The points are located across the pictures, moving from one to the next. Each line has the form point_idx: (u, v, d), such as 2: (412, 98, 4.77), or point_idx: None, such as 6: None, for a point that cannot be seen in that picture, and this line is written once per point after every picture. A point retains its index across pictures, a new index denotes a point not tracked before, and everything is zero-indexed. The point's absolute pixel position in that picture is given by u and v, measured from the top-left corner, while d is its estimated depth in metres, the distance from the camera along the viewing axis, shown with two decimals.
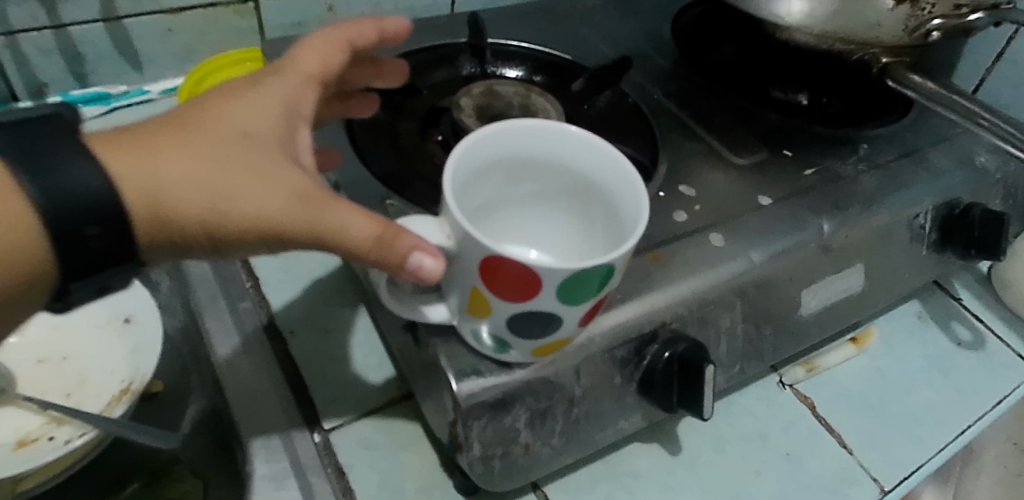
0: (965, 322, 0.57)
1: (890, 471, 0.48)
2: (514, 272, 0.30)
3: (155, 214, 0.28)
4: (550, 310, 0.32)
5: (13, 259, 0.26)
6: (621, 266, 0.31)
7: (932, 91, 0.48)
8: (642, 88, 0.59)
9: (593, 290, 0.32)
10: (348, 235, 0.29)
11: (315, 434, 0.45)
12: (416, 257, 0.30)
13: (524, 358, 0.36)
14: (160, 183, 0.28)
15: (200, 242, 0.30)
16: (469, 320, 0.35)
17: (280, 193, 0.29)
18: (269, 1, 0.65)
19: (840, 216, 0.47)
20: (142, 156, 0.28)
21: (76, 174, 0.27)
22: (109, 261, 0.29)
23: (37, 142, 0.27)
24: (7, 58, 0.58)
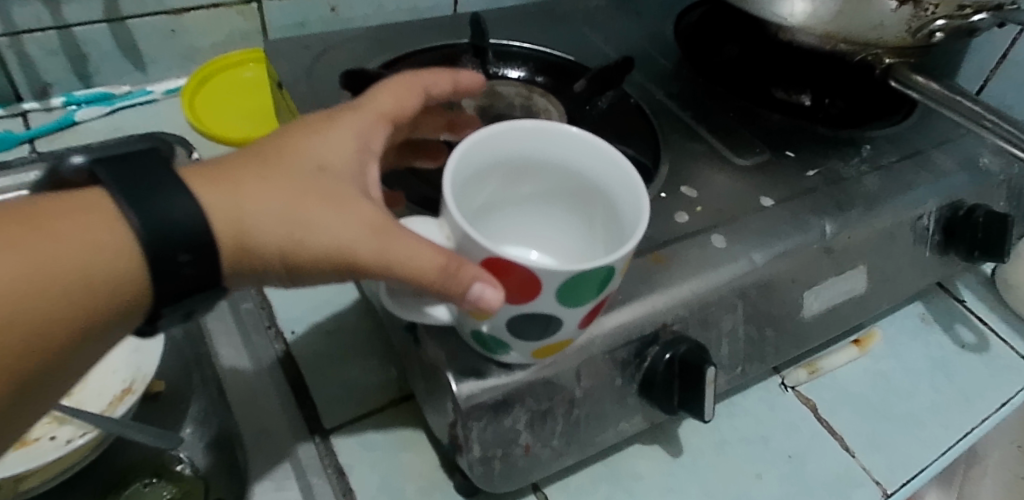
0: (969, 324, 0.57)
1: (893, 473, 0.47)
2: (514, 274, 0.30)
3: (237, 242, 0.30)
4: (549, 311, 0.32)
5: (114, 281, 0.28)
6: (621, 267, 0.31)
7: (935, 92, 0.48)
8: (644, 88, 0.59)
9: (593, 291, 0.32)
10: (416, 266, 0.30)
11: (316, 434, 0.45)
12: (478, 288, 0.30)
13: (523, 359, 0.36)
14: (242, 215, 0.30)
15: (277, 269, 0.31)
16: (469, 321, 0.34)
17: (352, 226, 0.31)
18: (272, 1, 0.65)
19: (842, 217, 0.47)
20: (229, 189, 0.30)
21: (175, 204, 0.28)
22: (195, 290, 0.30)
23: (138, 175, 0.29)
24: (11, 58, 0.58)
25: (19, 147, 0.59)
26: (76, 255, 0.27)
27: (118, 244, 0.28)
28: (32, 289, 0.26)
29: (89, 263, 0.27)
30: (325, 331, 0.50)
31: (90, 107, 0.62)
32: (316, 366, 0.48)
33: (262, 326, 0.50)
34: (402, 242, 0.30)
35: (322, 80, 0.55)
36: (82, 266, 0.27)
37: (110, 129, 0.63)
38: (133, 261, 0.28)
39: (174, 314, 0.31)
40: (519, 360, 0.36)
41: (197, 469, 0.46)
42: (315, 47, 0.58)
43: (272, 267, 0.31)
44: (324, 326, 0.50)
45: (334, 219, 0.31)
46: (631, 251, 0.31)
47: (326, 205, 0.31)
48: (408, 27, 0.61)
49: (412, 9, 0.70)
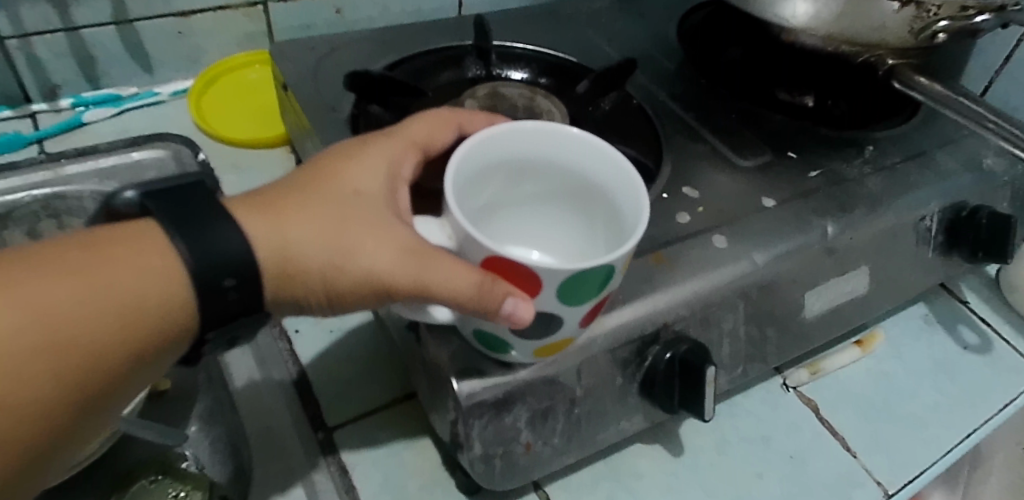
0: (972, 325, 0.57)
1: (894, 473, 0.47)
2: (515, 272, 0.31)
3: (281, 269, 0.31)
4: (549, 310, 0.32)
5: (162, 307, 0.29)
6: (622, 267, 0.32)
7: (938, 94, 0.48)
8: (648, 90, 0.59)
9: (594, 290, 0.32)
10: (454, 287, 0.30)
11: (320, 432, 0.45)
12: (511, 304, 0.30)
13: (525, 358, 0.37)
14: (286, 244, 0.31)
15: (319, 296, 0.32)
16: (470, 321, 0.35)
17: (392, 251, 0.31)
18: (278, 4, 0.65)
19: (844, 218, 0.47)
20: (275, 217, 0.31)
21: (226, 235, 0.30)
22: (238, 314, 0.31)
23: (188, 208, 0.30)
24: (20, 60, 0.59)
25: (29, 148, 0.60)
26: (133, 285, 0.28)
27: (171, 276, 0.29)
28: (91, 320, 0.27)
29: (144, 294, 0.28)
30: (329, 330, 0.51)
31: (99, 108, 0.63)
32: (320, 365, 0.49)
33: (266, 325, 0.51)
34: (441, 263, 0.31)
35: (327, 81, 0.55)
36: (137, 297, 0.28)
37: (118, 129, 0.63)
38: (181, 286, 0.29)
39: (220, 339, 0.32)
40: (520, 359, 0.37)
41: (203, 467, 0.45)
42: (320, 49, 0.59)
43: (316, 294, 0.32)
44: (328, 326, 0.51)
45: (374, 245, 0.32)
46: (631, 251, 0.31)
47: (366, 231, 0.32)
48: (413, 29, 0.62)
49: (417, 11, 0.71)
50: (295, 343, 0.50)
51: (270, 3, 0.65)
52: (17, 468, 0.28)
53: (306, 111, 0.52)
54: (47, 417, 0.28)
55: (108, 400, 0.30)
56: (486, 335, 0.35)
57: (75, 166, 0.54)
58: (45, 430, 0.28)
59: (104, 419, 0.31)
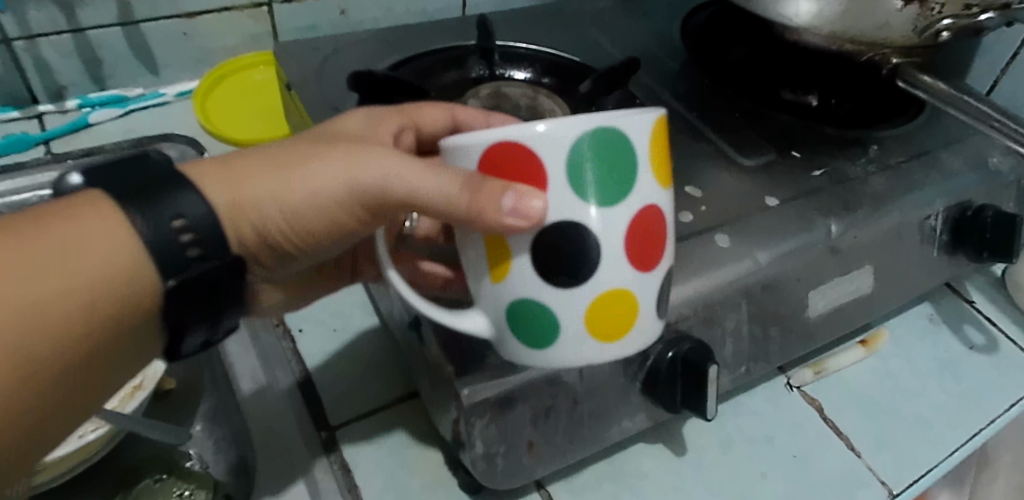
0: (977, 325, 0.57)
1: (899, 473, 0.47)
2: (509, 159, 0.28)
3: (239, 187, 0.30)
4: (571, 216, 0.29)
5: (119, 282, 0.28)
6: (639, 141, 0.29)
7: (943, 93, 0.47)
8: (651, 89, 0.59)
9: (618, 174, 0.28)
10: (435, 190, 0.30)
11: (322, 430, 0.45)
12: (509, 198, 0.28)
13: (585, 344, 0.31)
14: (248, 167, 0.31)
15: (279, 223, 0.32)
16: (501, 293, 0.31)
17: (358, 161, 0.31)
18: (283, 5, 0.66)
19: (848, 218, 0.47)
20: (225, 158, 0.31)
21: (187, 203, 0.29)
22: (210, 280, 0.30)
23: (143, 180, 0.29)
24: (27, 61, 0.59)
25: (35, 148, 0.60)
26: (92, 266, 0.27)
27: (125, 251, 0.28)
28: (49, 305, 0.27)
29: (104, 273, 0.28)
30: (333, 329, 0.51)
31: (105, 108, 0.63)
32: (324, 365, 0.49)
33: (269, 324, 0.51)
34: (414, 167, 0.31)
35: (331, 81, 0.56)
36: (89, 276, 0.27)
37: (123, 129, 0.64)
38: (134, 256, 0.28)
39: (200, 326, 0.32)
40: (578, 349, 0.31)
41: (206, 465, 0.46)
42: (323, 49, 0.59)
43: (275, 221, 0.31)
44: (332, 325, 0.51)
45: (336, 160, 0.31)
46: (643, 120, 0.29)
47: (324, 150, 0.32)
48: (417, 30, 0.62)
49: (421, 12, 0.71)
50: (298, 342, 0.50)
51: (275, 4, 0.65)
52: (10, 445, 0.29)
53: (310, 111, 0.53)
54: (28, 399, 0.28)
55: (79, 382, 0.30)
56: (526, 321, 0.31)
57: (79, 163, 0.55)
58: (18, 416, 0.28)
59: (83, 404, 0.31)
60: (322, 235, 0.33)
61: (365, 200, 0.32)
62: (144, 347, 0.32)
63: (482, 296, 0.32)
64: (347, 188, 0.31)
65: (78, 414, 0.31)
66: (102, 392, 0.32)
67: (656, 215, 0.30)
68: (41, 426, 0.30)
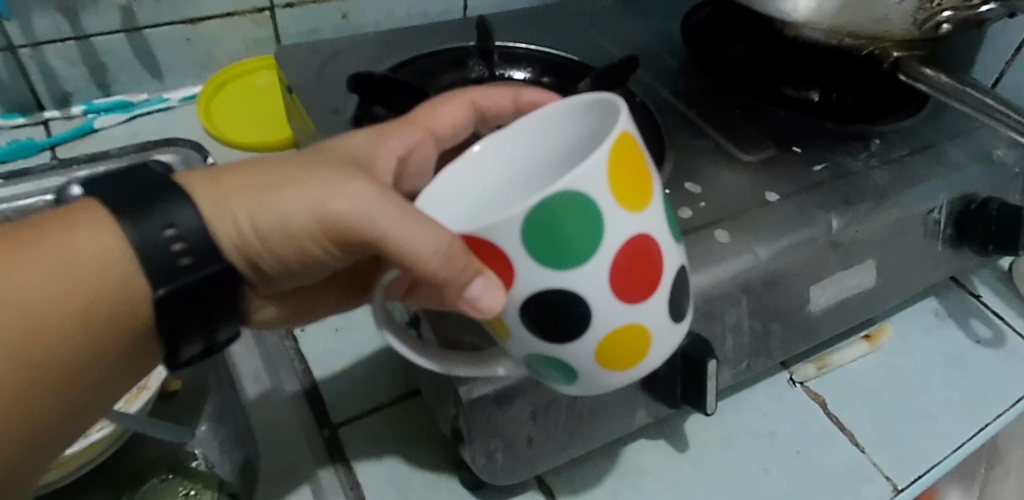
0: (984, 319, 0.56)
1: (904, 469, 0.47)
2: (478, 245, 0.28)
3: (217, 200, 0.30)
4: (551, 287, 0.28)
5: (111, 291, 0.28)
6: (598, 190, 0.27)
7: (944, 84, 0.47)
8: (651, 87, 0.59)
9: (585, 238, 0.28)
10: (410, 239, 0.28)
11: (325, 430, 0.46)
12: (478, 285, 0.28)
13: (601, 375, 0.32)
14: (232, 181, 0.30)
15: (258, 250, 0.30)
16: (512, 350, 0.32)
17: (334, 196, 0.30)
18: (285, 9, 0.66)
19: (849, 212, 0.47)
20: (219, 169, 0.31)
21: (180, 213, 0.29)
22: (204, 292, 0.30)
23: (135, 188, 0.29)
24: (32, 68, 0.60)
25: (41, 154, 0.61)
26: (83, 272, 0.28)
27: (117, 261, 0.28)
28: (42, 309, 0.27)
29: (94, 280, 0.28)
30: (334, 329, 0.52)
31: (110, 113, 0.64)
32: (326, 365, 0.49)
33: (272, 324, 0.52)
34: (390, 213, 0.29)
35: (331, 84, 0.56)
36: (82, 284, 0.28)
37: (129, 134, 0.64)
38: (128, 265, 0.28)
39: (197, 336, 0.32)
40: (593, 378, 0.32)
41: (212, 465, 0.46)
42: (324, 52, 0.60)
43: (252, 245, 0.30)
44: (333, 324, 0.52)
45: (312, 194, 0.30)
46: (596, 166, 0.27)
47: (305, 178, 0.30)
48: (419, 32, 0.63)
49: (424, 15, 0.72)
50: (301, 342, 0.51)
51: (277, 9, 0.66)
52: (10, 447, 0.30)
53: (312, 114, 0.53)
54: (25, 402, 0.29)
55: (82, 385, 0.30)
56: (541, 366, 0.32)
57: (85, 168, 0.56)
58: (22, 415, 0.29)
59: (90, 405, 0.32)
60: (303, 263, 0.32)
61: (340, 237, 0.30)
62: (144, 354, 0.32)
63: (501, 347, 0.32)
64: (321, 224, 0.30)
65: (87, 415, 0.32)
66: (103, 397, 0.32)
67: (646, 242, 0.29)
68: (49, 425, 0.31)
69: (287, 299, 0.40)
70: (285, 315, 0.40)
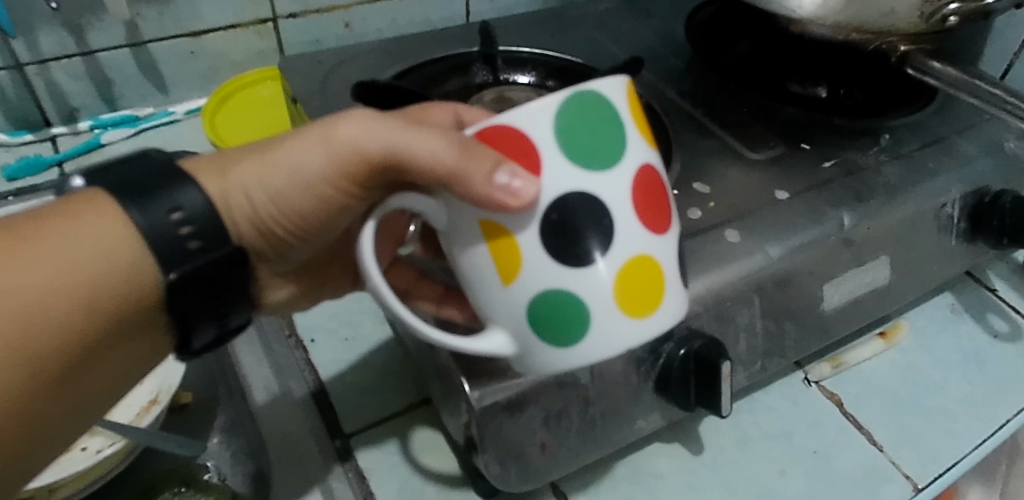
0: (1001, 314, 0.55)
1: (924, 468, 0.46)
2: (502, 140, 0.28)
3: (218, 172, 0.31)
4: (575, 189, 0.28)
5: (120, 283, 0.29)
6: (620, 101, 0.28)
7: (954, 78, 0.46)
8: (656, 87, 0.59)
9: (612, 141, 0.28)
10: (424, 153, 0.29)
11: (337, 440, 0.46)
12: (504, 176, 0.27)
13: (614, 323, 0.29)
14: (232, 156, 0.32)
15: (268, 207, 0.32)
16: (517, 296, 0.29)
17: (337, 127, 0.31)
18: (288, 20, 0.67)
19: (861, 209, 0.46)
20: (213, 154, 0.32)
21: (186, 197, 0.29)
22: (215, 277, 0.31)
23: (139, 176, 0.29)
24: (39, 85, 0.61)
25: (49, 171, 0.61)
26: (93, 262, 0.28)
27: (126, 253, 0.29)
28: (50, 302, 0.27)
29: (101, 271, 0.28)
30: (344, 338, 0.51)
31: (116, 129, 0.64)
32: (336, 375, 0.49)
33: (282, 336, 0.52)
34: (394, 131, 0.30)
35: (335, 94, 0.56)
36: (92, 277, 0.28)
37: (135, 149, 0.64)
38: (137, 255, 0.29)
39: (208, 325, 0.32)
40: (609, 329, 0.29)
41: (223, 477, 0.47)
42: (327, 62, 0.60)
43: (262, 204, 0.32)
44: (343, 335, 0.52)
45: (312, 136, 0.31)
46: (617, 83, 0.29)
47: (304, 128, 0.32)
48: (422, 39, 0.63)
49: (426, 22, 0.72)
50: (311, 352, 0.50)
51: (280, 20, 0.66)
52: (23, 448, 0.30)
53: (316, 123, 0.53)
54: (37, 401, 0.29)
55: (87, 373, 0.31)
56: (550, 316, 0.29)
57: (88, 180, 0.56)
58: (29, 412, 0.29)
59: (97, 395, 0.32)
60: (313, 216, 0.33)
61: (346, 173, 0.31)
62: (155, 345, 0.33)
63: (496, 310, 0.30)
64: (328, 162, 0.31)
65: (95, 405, 0.32)
66: (112, 391, 0.33)
67: (655, 176, 0.30)
68: (58, 417, 0.31)
69: (298, 280, 0.40)
70: (295, 300, 0.41)
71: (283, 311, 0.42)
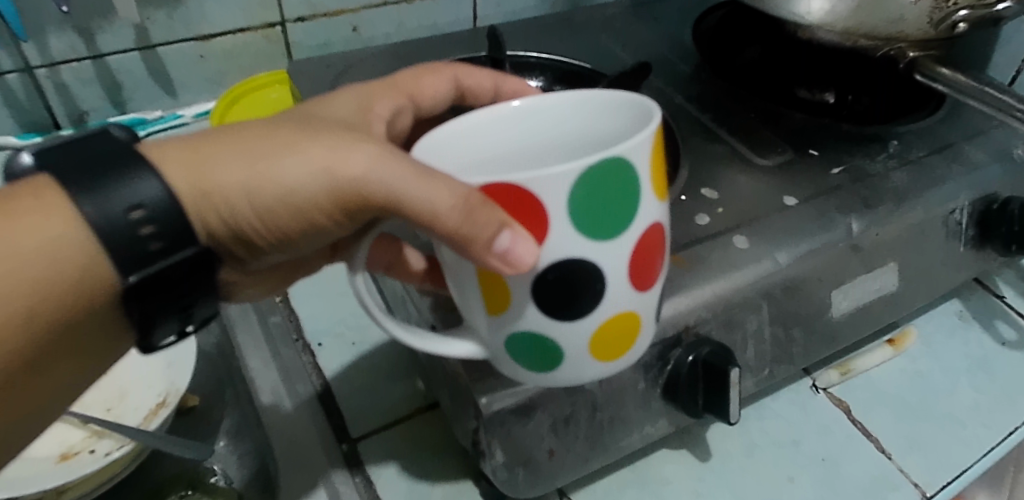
0: (1010, 321, 0.55)
1: (933, 476, 0.46)
2: (508, 196, 0.27)
3: (199, 184, 0.29)
4: (573, 257, 0.28)
5: (80, 277, 0.28)
6: (642, 164, 0.27)
7: (963, 84, 0.45)
8: (664, 92, 0.59)
9: (619, 212, 0.28)
10: (425, 193, 0.28)
11: (344, 444, 0.46)
12: (505, 240, 0.26)
13: (584, 365, 0.32)
14: (215, 158, 0.30)
15: (250, 219, 0.31)
16: (498, 325, 0.31)
17: (345, 159, 0.30)
18: (296, 24, 0.67)
19: (869, 215, 0.46)
20: (195, 140, 0.30)
21: (144, 191, 0.28)
22: (176, 276, 0.30)
23: (95, 165, 0.28)
24: (49, 88, 0.61)
25: None
26: (49, 257, 0.28)
27: (83, 250, 0.28)
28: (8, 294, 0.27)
29: (59, 267, 0.28)
30: (351, 343, 0.51)
31: None
32: (344, 379, 0.49)
33: (289, 339, 0.52)
34: (403, 173, 0.28)
35: None
36: (48, 271, 0.28)
37: None
38: (94, 252, 0.28)
39: (171, 321, 0.32)
40: (578, 368, 0.32)
41: (230, 481, 0.47)
42: (335, 66, 0.60)
43: (245, 218, 0.31)
44: (351, 339, 0.52)
45: (312, 160, 0.30)
46: (643, 144, 0.27)
47: (307, 144, 0.30)
48: (430, 43, 0.63)
49: (433, 26, 0.72)
50: (318, 356, 0.50)
51: (288, 24, 0.66)
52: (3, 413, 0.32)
53: None
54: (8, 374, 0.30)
55: (55, 354, 0.31)
56: (528, 347, 0.31)
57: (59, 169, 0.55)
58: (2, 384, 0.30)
59: (68, 372, 0.33)
60: (298, 233, 0.32)
61: (343, 203, 0.30)
62: (124, 333, 0.32)
63: (475, 322, 0.32)
64: (327, 191, 0.30)
65: (67, 384, 0.33)
66: (84, 369, 0.33)
67: (657, 233, 0.30)
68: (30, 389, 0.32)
69: (275, 274, 0.40)
70: (271, 287, 0.40)
71: (259, 297, 0.41)
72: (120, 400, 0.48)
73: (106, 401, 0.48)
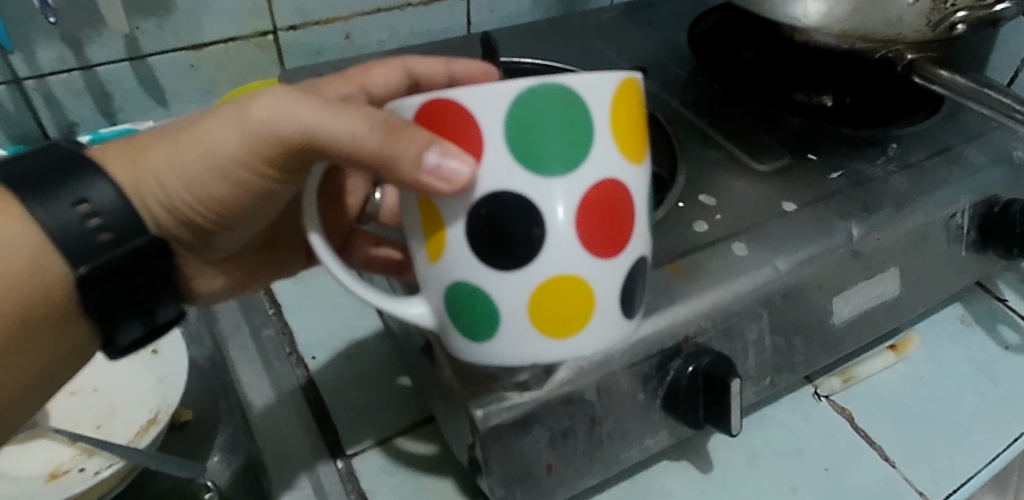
0: (1012, 324, 0.55)
1: (938, 484, 0.45)
2: (444, 117, 0.27)
3: (129, 168, 0.30)
4: (510, 187, 0.27)
5: (34, 276, 0.29)
6: (597, 104, 0.27)
7: (963, 86, 0.45)
8: (658, 97, 0.58)
9: (570, 142, 0.27)
10: (344, 131, 0.28)
11: (339, 460, 0.45)
12: (434, 157, 0.26)
13: (524, 333, 0.30)
14: (143, 149, 0.31)
15: (185, 196, 0.31)
16: (439, 271, 0.30)
17: (249, 105, 0.30)
18: (288, 33, 0.66)
19: (869, 220, 0.46)
20: (128, 140, 0.32)
21: (94, 188, 0.29)
22: (132, 269, 0.30)
23: (46, 168, 0.29)
24: (38, 100, 0.60)
25: None
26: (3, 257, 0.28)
27: (34, 248, 0.29)
28: None
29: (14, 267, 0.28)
30: (345, 356, 0.51)
31: None
32: (338, 392, 0.48)
33: (282, 352, 0.51)
34: (311, 107, 0.29)
35: None
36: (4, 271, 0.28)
37: None
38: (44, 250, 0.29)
39: (131, 320, 0.32)
40: (521, 335, 0.30)
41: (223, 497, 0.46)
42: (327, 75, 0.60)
43: (180, 196, 0.31)
44: (344, 351, 0.51)
45: (225, 116, 0.30)
46: (602, 84, 0.27)
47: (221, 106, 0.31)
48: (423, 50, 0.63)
49: (426, 32, 0.72)
50: (312, 370, 0.50)
51: (280, 32, 0.66)
52: None
53: None
54: None
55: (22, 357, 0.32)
56: (468, 299, 0.30)
57: None
58: None
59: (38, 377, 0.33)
60: (240, 198, 0.33)
61: (263, 154, 0.31)
62: (87, 336, 0.33)
63: (425, 278, 0.31)
64: (243, 143, 0.30)
65: (40, 387, 0.34)
66: (55, 373, 0.34)
67: (618, 195, 0.28)
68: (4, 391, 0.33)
69: (232, 268, 0.41)
70: (235, 286, 0.41)
71: (225, 299, 0.42)
72: (111, 416, 0.47)
73: (95, 418, 0.47)
